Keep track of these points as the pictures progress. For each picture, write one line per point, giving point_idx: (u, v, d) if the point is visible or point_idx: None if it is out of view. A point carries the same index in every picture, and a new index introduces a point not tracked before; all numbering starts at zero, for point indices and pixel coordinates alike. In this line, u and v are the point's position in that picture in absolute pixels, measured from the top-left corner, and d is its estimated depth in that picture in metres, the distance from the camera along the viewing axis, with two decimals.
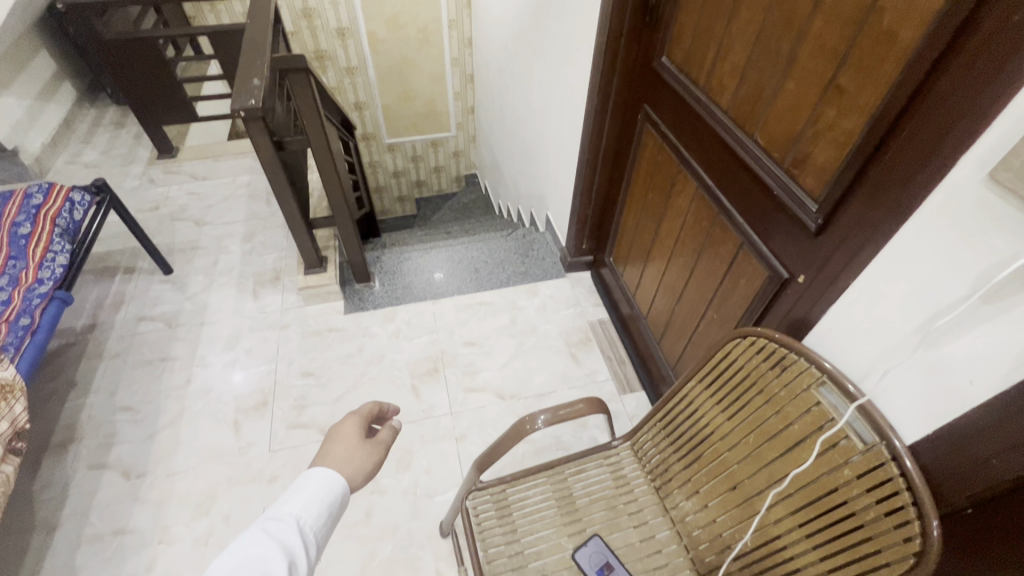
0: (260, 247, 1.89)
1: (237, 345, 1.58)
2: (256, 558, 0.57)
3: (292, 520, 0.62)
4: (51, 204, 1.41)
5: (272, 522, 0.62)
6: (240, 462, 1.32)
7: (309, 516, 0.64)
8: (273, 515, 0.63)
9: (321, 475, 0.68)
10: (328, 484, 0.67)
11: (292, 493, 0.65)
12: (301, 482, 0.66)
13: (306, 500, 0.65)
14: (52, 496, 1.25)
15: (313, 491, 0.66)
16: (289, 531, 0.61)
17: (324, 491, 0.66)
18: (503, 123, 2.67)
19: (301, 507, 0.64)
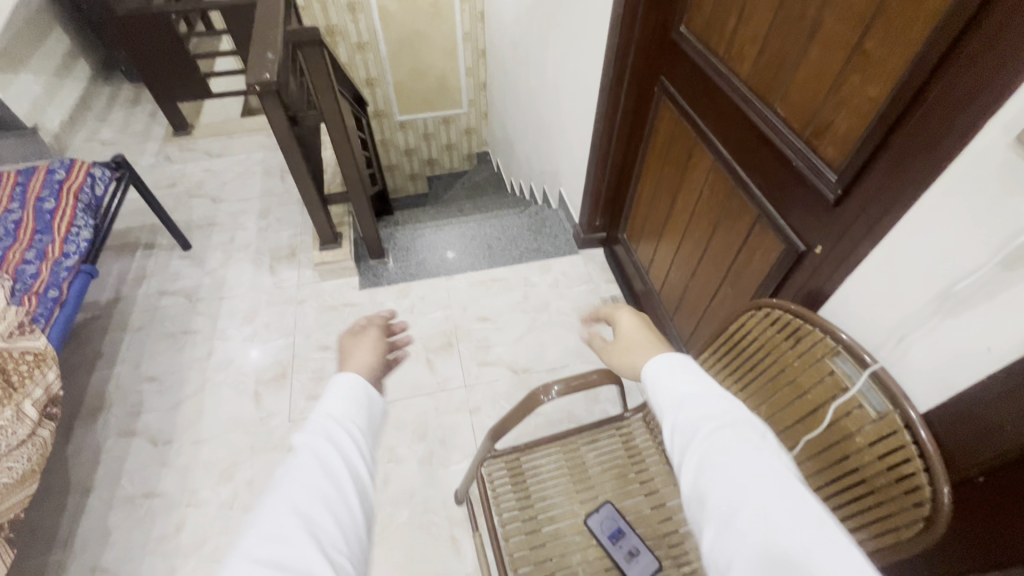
0: (276, 223, 1.91)
1: (256, 319, 1.61)
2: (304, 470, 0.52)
3: (328, 421, 0.59)
4: (74, 180, 1.44)
5: (316, 424, 0.58)
6: (261, 430, 1.37)
7: (353, 413, 0.61)
8: (314, 419, 0.59)
9: (350, 378, 0.65)
10: (362, 386, 0.65)
11: (326, 401, 0.62)
12: (327, 394, 0.62)
13: (344, 404, 0.61)
14: (85, 461, 1.31)
15: (347, 395, 0.63)
16: (338, 427, 0.58)
17: (359, 392, 0.64)
18: (516, 99, 2.64)
19: (341, 407, 0.61)
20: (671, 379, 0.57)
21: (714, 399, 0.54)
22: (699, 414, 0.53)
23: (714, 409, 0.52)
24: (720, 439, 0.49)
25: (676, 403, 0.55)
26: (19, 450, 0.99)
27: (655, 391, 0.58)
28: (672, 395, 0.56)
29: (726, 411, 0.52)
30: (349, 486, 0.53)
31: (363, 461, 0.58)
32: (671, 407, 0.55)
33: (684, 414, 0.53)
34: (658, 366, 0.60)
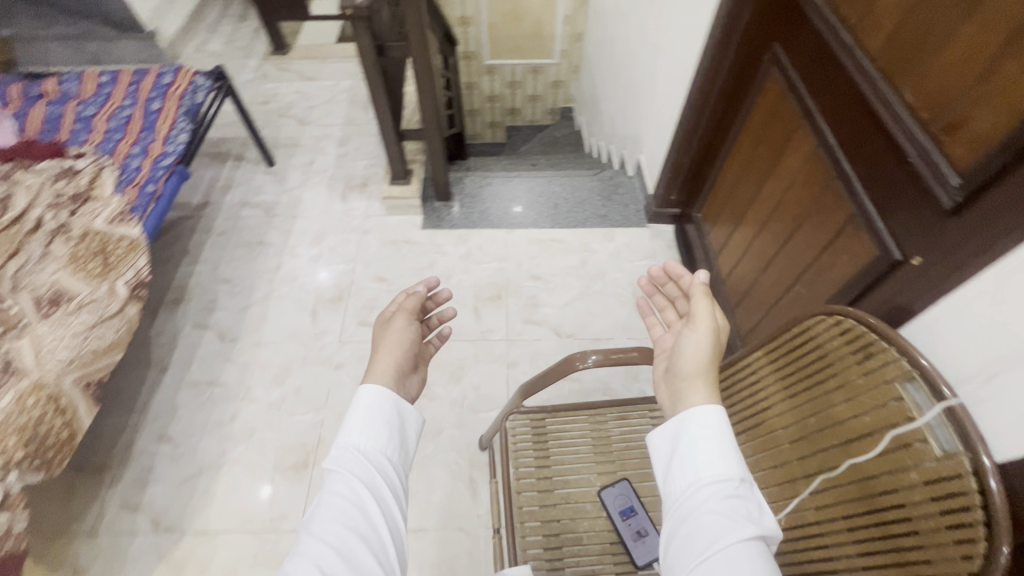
0: (353, 152, 1.96)
1: (323, 241, 1.69)
2: (342, 505, 0.64)
3: (356, 449, 0.70)
4: (179, 85, 1.54)
5: (342, 454, 0.70)
6: (314, 345, 1.46)
7: (376, 443, 0.72)
8: (340, 447, 0.70)
9: (375, 394, 0.76)
10: (387, 403, 0.76)
11: (353, 425, 0.72)
12: (354, 418, 0.73)
13: (370, 431, 0.72)
14: (164, 342, 1.47)
15: (370, 416, 0.74)
16: (363, 460, 0.69)
17: (384, 414, 0.74)
18: (611, 54, 2.49)
19: (364, 432, 0.72)
20: (691, 443, 0.66)
21: (728, 478, 0.62)
22: (706, 489, 0.62)
23: (722, 488, 0.61)
24: (716, 519, 0.58)
25: (687, 470, 0.64)
26: (110, 321, 1.12)
27: (674, 447, 0.67)
28: (686, 460, 0.65)
29: (732, 493, 0.60)
30: (377, 513, 0.65)
31: (390, 486, 0.69)
32: (682, 471, 0.65)
33: (693, 484, 0.63)
34: (683, 424, 0.68)
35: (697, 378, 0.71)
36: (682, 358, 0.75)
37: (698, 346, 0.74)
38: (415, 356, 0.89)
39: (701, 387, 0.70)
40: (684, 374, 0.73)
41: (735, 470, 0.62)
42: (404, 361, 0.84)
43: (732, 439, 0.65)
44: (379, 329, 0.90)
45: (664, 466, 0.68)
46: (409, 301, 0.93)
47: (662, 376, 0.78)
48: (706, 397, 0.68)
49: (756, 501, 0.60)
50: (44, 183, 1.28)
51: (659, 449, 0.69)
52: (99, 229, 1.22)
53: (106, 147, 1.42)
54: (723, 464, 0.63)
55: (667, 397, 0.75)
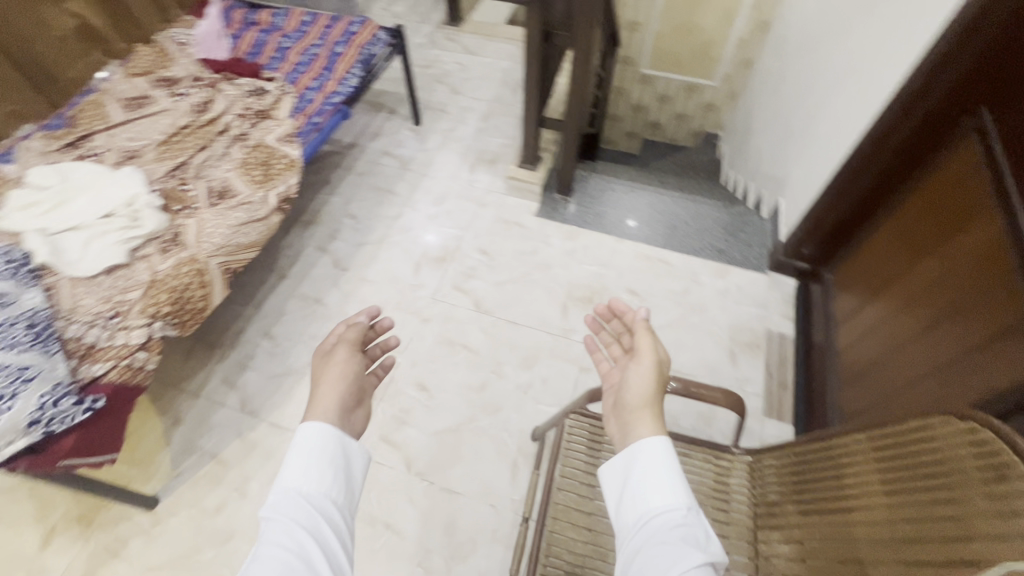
0: (492, 129, 2.04)
1: (442, 203, 1.79)
2: (285, 554, 0.62)
3: (299, 494, 0.69)
4: (362, 36, 1.71)
5: (282, 500, 0.68)
6: (409, 294, 1.56)
7: (317, 486, 0.70)
8: (280, 491, 0.69)
9: (314, 436, 0.74)
10: (331, 442, 0.74)
11: (292, 470, 0.70)
12: (294, 458, 0.71)
13: (312, 476, 0.71)
14: (289, 255, 1.65)
15: (311, 459, 0.72)
16: (304, 506, 0.68)
17: (323, 459, 0.73)
18: (778, 87, 2.33)
19: (306, 477, 0.71)
20: (642, 476, 0.73)
21: (675, 508, 0.69)
22: (658, 520, 0.68)
23: (673, 518, 0.68)
24: (667, 550, 0.65)
25: (639, 504, 0.71)
26: (255, 224, 1.27)
27: (626, 482, 0.74)
28: (638, 494, 0.72)
29: (680, 522, 0.67)
30: (321, 560, 0.64)
31: (335, 530, 0.68)
32: (635, 505, 0.71)
33: (646, 516, 0.70)
34: (634, 459, 0.75)
35: (642, 410, 0.79)
36: (628, 392, 0.82)
37: (639, 380, 0.82)
38: (360, 390, 0.86)
39: (646, 418, 0.78)
40: (630, 407, 0.81)
41: (683, 500, 0.69)
42: (347, 400, 0.82)
43: (679, 470, 0.72)
44: (320, 362, 0.86)
45: (619, 500, 0.75)
46: (352, 333, 0.89)
47: (609, 409, 0.85)
48: (653, 429, 0.76)
49: (703, 528, 0.68)
50: (240, 96, 1.52)
51: (614, 483, 0.76)
52: (268, 145, 1.41)
53: (293, 76, 1.61)
54: (671, 495, 0.70)
55: (615, 428, 0.82)
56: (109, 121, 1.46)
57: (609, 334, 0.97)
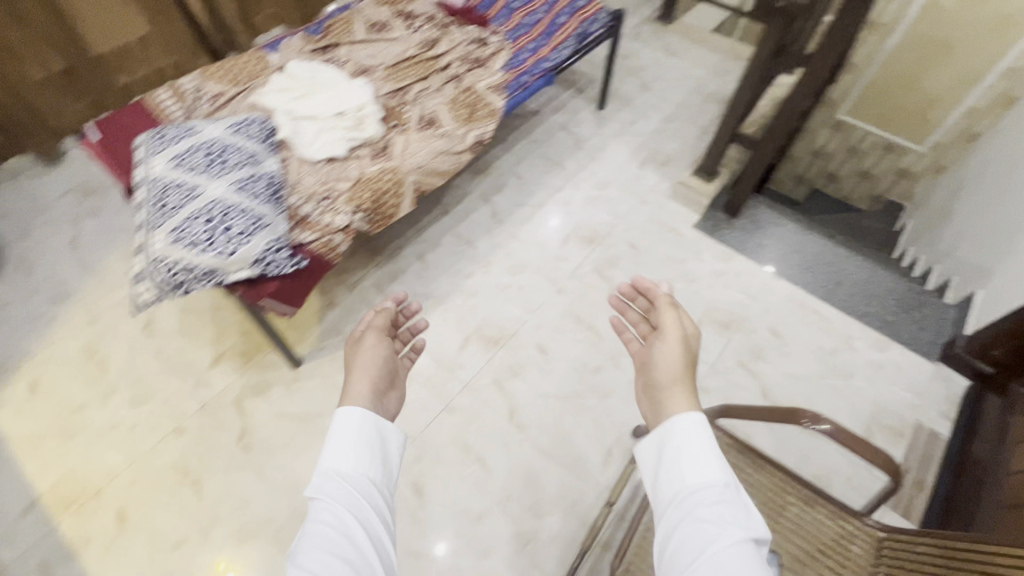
0: (672, 131, 2.02)
1: (605, 189, 1.82)
2: (331, 529, 0.64)
3: (338, 473, 0.70)
4: (585, 12, 1.76)
5: (323, 482, 0.69)
6: (551, 263, 1.61)
7: (355, 467, 0.72)
8: (322, 474, 0.70)
9: (350, 417, 0.76)
10: (368, 422, 0.77)
11: (332, 452, 0.72)
12: (334, 439, 0.74)
13: (352, 458, 0.72)
14: (455, 194, 1.77)
15: (350, 441, 0.74)
16: (345, 485, 0.69)
17: (361, 441, 0.74)
18: (1006, 172, 2.06)
19: (345, 458, 0.72)
20: (677, 453, 0.74)
21: (712, 484, 0.69)
22: (695, 497, 0.69)
23: (710, 493, 0.68)
24: (703, 527, 0.65)
25: (674, 480, 0.72)
26: (450, 156, 1.39)
27: (661, 458, 0.75)
28: (673, 471, 0.73)
29: (717, 498, 0.68)
30: (364, 538, 0.65)
31: (374, 511, 0.69)
32: (669, 482, 0.72)
33: (680, 492, 0.70)
34: (668, 435, 0.76)
35: (675, 387, 0.83)
36: (659, 370, 0.86)
37: (672, 358, 0.86)
38: (391, 374, 0.90)
39: (679, 395, 0.82)
40: (662, 384, 0.85)
41: (719, 476, 0.70)
42: (380, 385, 0.85)
43: (716, 448, 0.73)
44: (352, 348, 0.91)
45: (654, 477, 0.76)
46: (379, 318, 0.95)
47: (642, 390, 0.88)
48: (686, 405, 0.79)
49: (741, 504, 0.67)
50: (464, 42, 1.66)
51: (650, 459, 0.77)
52: (478, 90, 1.52)
53: (512, 36, 1.71)
54: (708, 471, 0.71)
55: (648, 407, 0.86)
56: (354, 36, 1.66)
57: (636, 313, 1.01)
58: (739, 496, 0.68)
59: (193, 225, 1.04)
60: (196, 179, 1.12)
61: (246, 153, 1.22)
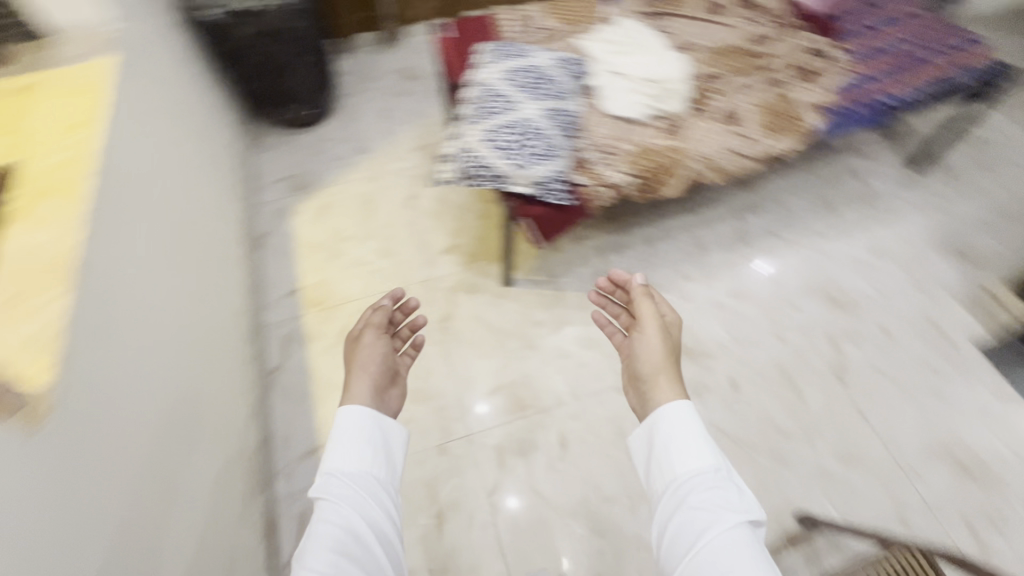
0: (997, 227, 1.64)
1: (878, 257, 1.57)
2: (341, 526, 0.69)
3: (338, 472, 0.75)
4: (964, 59, 1.46)
5: (328, 480, 0.74)
6: (780, 305, 1.48)
7: (352, 464, 0.77)
8: (327, 473, 0.75)
9: (351, 419, 0.83)
10: (367, 422, 0.83)
11: (334, 453, 0.78)
12: (338, 440, 0.79)
13: (350, 458, 0.77)
14: (708, 195, 1.70)
15: (346, 442, 0.79)
16: (348, 482, 0.75)
17: (357, 440, 0.80)
18: None
19: (348, 457, 0.77)
20: (669, 445, 0.81)
21: (702, 471, 0.76)
22: (688, 484, 0.76)
23: (702, 481, 0.75)
24: (697, 514, 0.72)
25: (665, 471, 0.79)
26: (738, 159, 1.32)
27: (654, 449, 0.83)
28: (665, 461, 0.80)
29: (707, 485, 0.74)
30: (367, 532, 0.70)
31: (379, 507, 0.74)
32: (662, 473, 0.80)
33: (674, 480, 0.77)
34: (657, 427, 0.84)
35: (659, 376, 0.91)
36: (643, 362, 0.95)
37: (654, 344, 0.96)
38: (390, 371, 0.99)
39: (664, 382, 0.90)
40: (646, 376, 0.93)
41: (708, 463, 0.76)
42: (379, 378, 0.94)
43: (705, 437, 0.80)
44: (350, 347, 1.00)
45: (651, 467, 0.83)
46: (379, 316, 1.05)
47: (631, 382, 0.98)
48: (674, 393, 0.87)
49: (731, 487, 0.74)
50: (801, 49, 1.53)
51: (643, 452, 0.85)
52: (796, 104, 1.41)
53: (859, 58, 1.52)
54: (699, 459, 0.77)
55: (638, 400, 0.95)
56: (688, 12, 1.64)
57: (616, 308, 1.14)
58: (731, 480, 0.75)
59: (503, 133, 1.19)
60: (517, 96, 1.26)
61: (561, 87, 1.32)
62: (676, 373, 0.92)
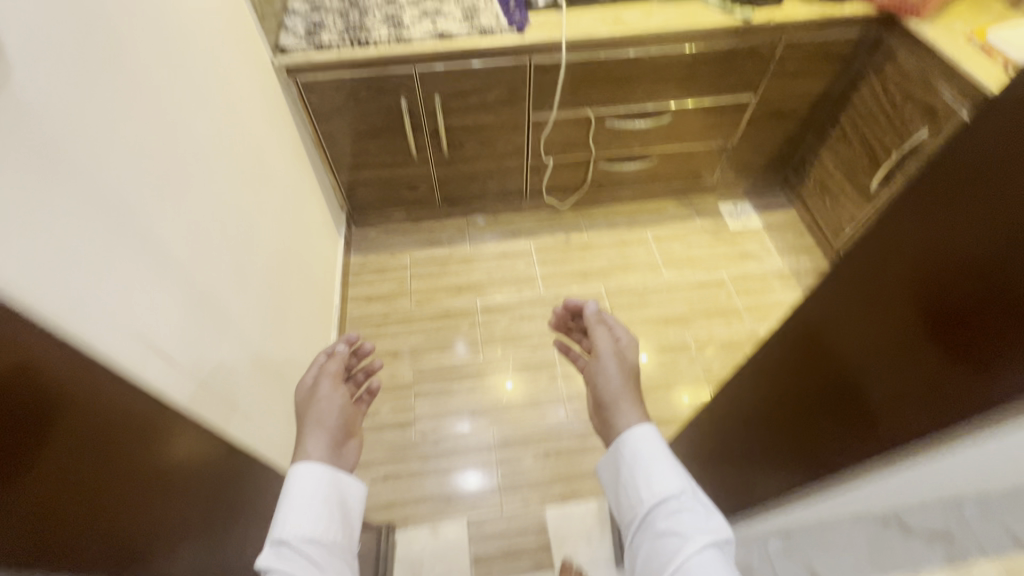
0: None
1: None
2: None
3: (294, 537, 0.59)
4: None
5: (282, 552, 0.58)
6: None
7: (311, 525, 0.61)
8: (278, 543, 0.58)
9: (309, 471, 0.65)
10: (329, 477, 0.66)
11: (290, 509, 0.61)
12: (294, 493, 0.62)
13: (311, 516, 0.61)
14: None
15: (297, 500, 0.62)
16: (302, 545, 0.59)
17: (321, 496, 0.64)
18: None
19: (305, 521, 0.61)
20: (630, 469, 0.75)
21: (670, 491, 0.70)
22: (655, 506, 0.70)
23: (672, 505, 0.69)
24: (671, 539, 0.66)
25: (631, 500, 0.73)
26: None
27: (622, 475, 0.76)
28: (632, 486, 0.73)
29: (673, 504, 0.68)
30: None
31: None
32: (630, 502, 0.73)
33: (643, 502, 0.71)
34: (621, 449, 0.77)
35: (625, 397, 0.86)
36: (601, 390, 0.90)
37: (613, 377, 0.90)
38: (351, 423, 0.78)
39: (632, 412, 0.85)
40: (607, 406, 0.88)
41: (678, 481, 0.70)
42: (339, 434, 0.73)
43: (669, 453, 0.74)
44: (303, 397, 0.78)
45: (619, 492, 0.77)
46: (336, 363, 0.81)
47: (596, 410, 0.92)
48: (637, 416, 0.83)
49: (702, 507, 0.68)
50: None
51: (610, 475, 0.79)
52: None
53: None
54: (665, 481, 0.71)
55: (602, 427, 0.90)
56: None
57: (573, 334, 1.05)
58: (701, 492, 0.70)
59: None
60: None
61: None
62: (637, 396, 0.88)
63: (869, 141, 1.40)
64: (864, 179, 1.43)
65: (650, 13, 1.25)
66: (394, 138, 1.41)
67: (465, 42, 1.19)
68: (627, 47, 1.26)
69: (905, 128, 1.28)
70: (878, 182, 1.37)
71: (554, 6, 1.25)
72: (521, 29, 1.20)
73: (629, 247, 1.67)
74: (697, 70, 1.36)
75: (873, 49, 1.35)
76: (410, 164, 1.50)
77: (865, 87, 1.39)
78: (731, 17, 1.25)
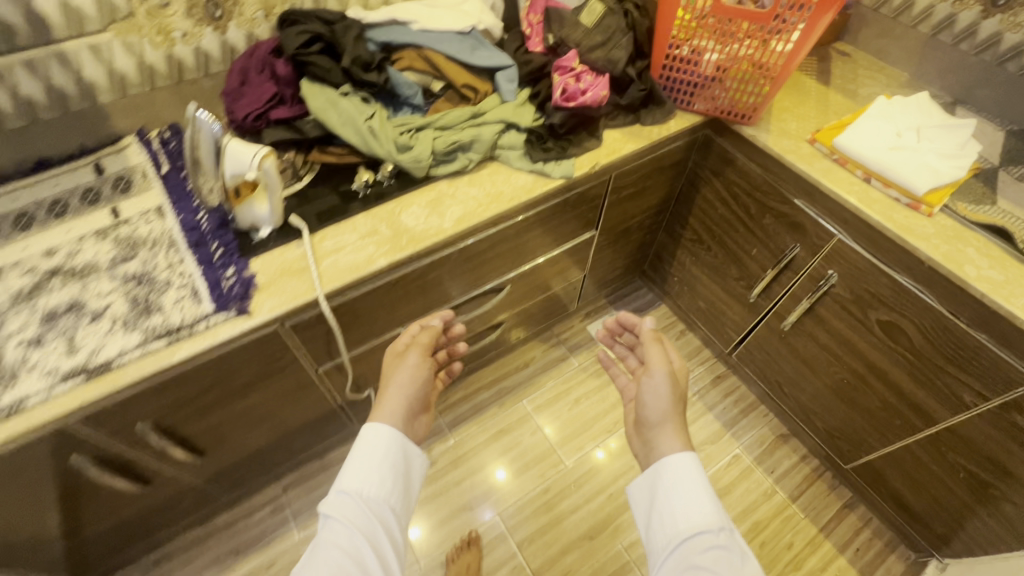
0: None
1: None
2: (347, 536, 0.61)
3: (355, 490, 0.65)
4: None
5: (341, 499, 0.64)
6: None
7: (373, 485, 0.66)
8: (338, 492, 0.65)
9: (381, 440, 0.69)
10: (395, 448, 0.69)
11: (349, 470, 0.67)
12: (357, 454, 0.68)
13: (369, 478, 0.66)
14: None
15: (364, 468, 0.67)
16: (359, 500, 0.64)
17: (386, 463, 0.68)
18: None
19: (366, 480, 0.66)
20: (665, 491, 0.65)
21: (708, 529, 0.60)
22: (689, 543, 0.60)
23: (703, 540, 0.60)
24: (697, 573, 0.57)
25: (664, 521, 0.63)
26: None
27: (653, 493, 0.66)
28: (666, 507, 0.64)
29: (710, 542, 0.59)
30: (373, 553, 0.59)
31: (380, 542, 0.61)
32: (662, 523, 0.64)
33: (676, 534, 0.62)
34: (658, 473, 0.67)
35: (665, 419, 0.71)
36: (645, 406, 0.74)
37: (660, 397, 0.73)
38: (425, 398, 0.79)
39: (667, 429, 0.71)
40: (649, 421, 0.73)
41: (712, 519, 0.61)
42: (411, 409, 0.74)
43: (709, 487, 0.64)
44: (392, 360, 0.79)
45: (648, 517, 0.66)
46: (427, 335, 0.81)
47: (634, 422, 0.78)
48: (682, 443, 0.69)
49: (739, 552, 0.58)
50: None
51: (639, 494, 0.69)
52: None
53: None
54: (700, 515, 0.62)
55: (637, 444, 0.75)
56: None
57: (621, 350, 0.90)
58: (738, 539, 0.60)
59: None
60: None
61: None
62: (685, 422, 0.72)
63: (731, 248, 1.19)
64: (738, 288, 1.23)
65: (439, 203, 0.85)
66: (96, 491, 0.82)
67: (141, 368, 0.66)
68: (427, 257, 0.84)
69: (774, 243, 1.07)
70: (757, 295, 1.17)
71: (290, 234, 0.78)
72: (243, 306, 0.71)
73: (511, 434, 1.29)
74: (525, 237, 1.00)
75: (705, 151, 1.13)
76: (150, 493, 0.92)
77: (709, 190, 1.17)
78: (548, 177, 0.89)
